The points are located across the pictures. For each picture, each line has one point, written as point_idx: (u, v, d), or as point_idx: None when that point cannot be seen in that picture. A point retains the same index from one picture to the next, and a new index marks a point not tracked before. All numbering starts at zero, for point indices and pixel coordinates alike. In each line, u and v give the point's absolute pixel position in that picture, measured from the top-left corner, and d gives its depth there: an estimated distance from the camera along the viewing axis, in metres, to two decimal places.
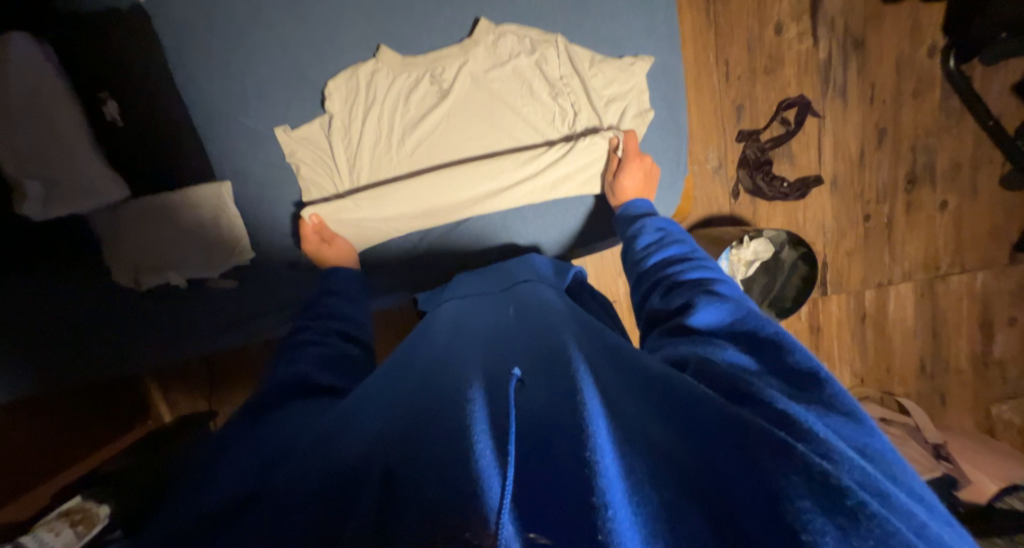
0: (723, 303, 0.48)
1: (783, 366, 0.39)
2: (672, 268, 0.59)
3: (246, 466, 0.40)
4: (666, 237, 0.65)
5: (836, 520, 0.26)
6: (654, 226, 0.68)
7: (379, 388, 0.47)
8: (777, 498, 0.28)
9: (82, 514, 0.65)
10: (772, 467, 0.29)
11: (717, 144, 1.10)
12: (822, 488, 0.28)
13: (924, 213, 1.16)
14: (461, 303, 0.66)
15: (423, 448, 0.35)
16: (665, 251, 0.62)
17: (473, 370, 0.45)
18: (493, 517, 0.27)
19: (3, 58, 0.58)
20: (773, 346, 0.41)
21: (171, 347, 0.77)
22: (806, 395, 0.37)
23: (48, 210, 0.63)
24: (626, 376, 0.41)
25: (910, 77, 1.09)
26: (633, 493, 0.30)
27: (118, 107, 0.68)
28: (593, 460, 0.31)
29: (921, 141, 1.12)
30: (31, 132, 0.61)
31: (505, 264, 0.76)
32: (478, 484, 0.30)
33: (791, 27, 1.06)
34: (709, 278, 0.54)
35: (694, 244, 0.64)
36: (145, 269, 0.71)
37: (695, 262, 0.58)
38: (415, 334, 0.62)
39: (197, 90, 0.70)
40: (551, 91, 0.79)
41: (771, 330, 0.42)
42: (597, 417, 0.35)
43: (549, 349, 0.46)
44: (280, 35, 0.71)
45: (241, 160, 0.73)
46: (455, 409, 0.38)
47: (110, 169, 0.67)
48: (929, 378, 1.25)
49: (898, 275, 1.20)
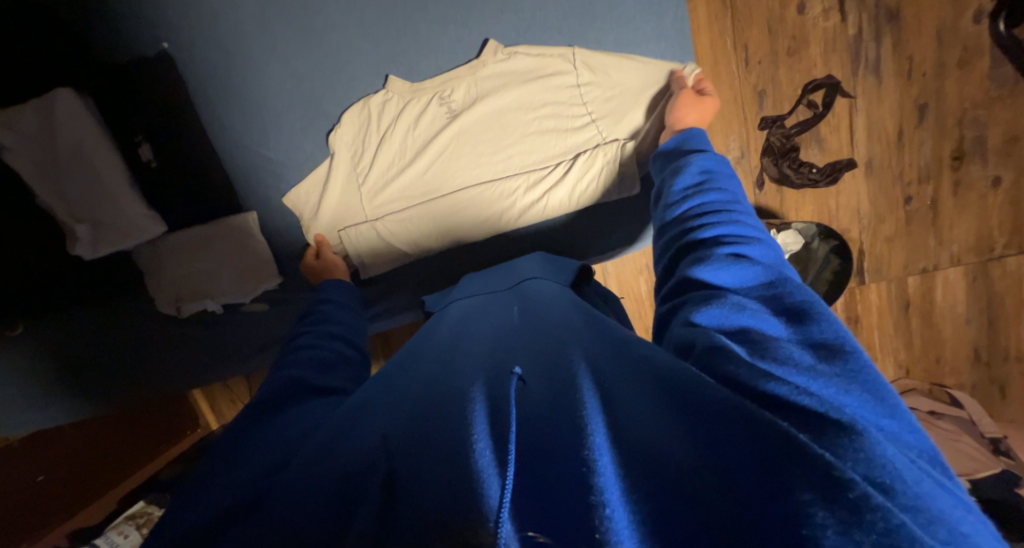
0: (752, 266, 0.44)
1: (809, 337, 0.37)
2: (707, 214, 0.53)
3: (261, 465, 0.43)
4: (707, 179, 0.58)
5: (836, 513, 0.25)
6: (698, 164, 0.60)
7: (384, 390, 0.49)
8: (782, 492, 0.27)
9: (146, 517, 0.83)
10: (776, 460, 0.29)
11: (738, 133, 1.07)
12: (825, 484, 0.27)
13: (974, 193, 1.07)
14: (467, 302, 0.68)
15: (428, 440, 0.38)
16: (705, 194, 0.55)
17: (478, 367, 0.47)
18: (493, 516, 0.29)
19: (52, 115, 0.65)
20: (799, 315, 0.39)
21: (210, 369, 0.83)
22: (836, 368, 0.34)
23: (98, 249, 0.69)
24: (636, 369, 0.41)
25: (953, 47, 1.00)
26: (630, 491, 0.31)
27: (152, 149, 0.72)
28: (590, 458, 0.32)
29: (969, 115, 1.03)
30: (78, 180, 0.67)
31: (513, 261, 0.76)
32: (478, 484, 0.32)
33: (816, 4, 1.00)
34: (743, 234, 0.49)
35: (739, 190, 0.57)
36: (185, 295, 0.76)
37: (733, 212, 0.52)
38: (422, 336, 0.64)
39: (221, 123, 0.74)
40: (564, 102, 0.77)
41: (802, 299, 0.40)
42: (593, 416, 0.36)
43: (548, 352, 0.47)
44: (293, 69, 0.73)
45: (266, 188, 0.77)
46: (455, 408, 0.40)
47: (149, 207, 0.72)
48: (985, 367, 1.15)
49: (947, 260, 1.12)
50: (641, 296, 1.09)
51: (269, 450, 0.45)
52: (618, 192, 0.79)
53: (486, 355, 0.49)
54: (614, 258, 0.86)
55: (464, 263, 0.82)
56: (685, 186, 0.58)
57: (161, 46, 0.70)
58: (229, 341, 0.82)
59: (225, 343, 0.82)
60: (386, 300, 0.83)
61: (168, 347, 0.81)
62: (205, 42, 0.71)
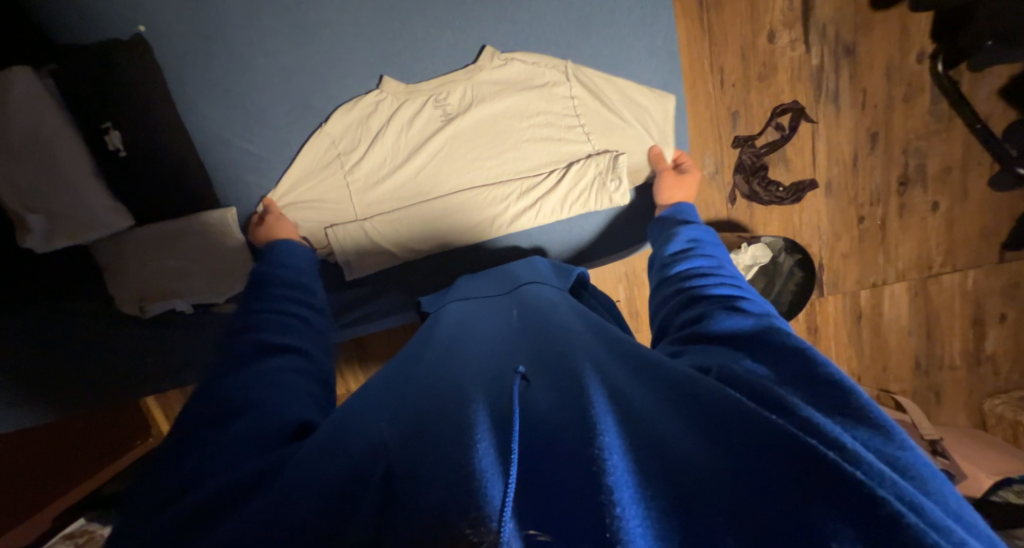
0: (745, 316, 0.48)
1: (809, 374, 0.39)
2: (697, 276, 0.59)
3: (226, 458, 0.39)
4: (695, 247, 0.66)
5: (860, 532, 0.27)
6: (684, 235, 0.68)
7: (384, 390, 0.48)
8: (807, 509, 0.28)
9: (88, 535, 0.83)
10: (800, 474, 0.30)
11: (713, 150, 1.12)
12: (849, 501, 0.28)
13: (917, 215, 1.18)
14: (461, 306, 0.66)
15: (429, 439, 0.36)
16: (692, 260, 0.62)
17: (480, 368, 0.46)
18: (494, 517, 0.27)
19: (4, 95, 0.58)
20: (792, 354, 0.42)
21: (176, 375, 0.77)
22: (839, 410, 0.36)
23: (51, 242, 0.63)
24: (647, 378, 0.42)
25: (900, 83, 1.10)
26: (645, 490, 0.30)
27: (121, 137, 0.65)
28: (602, 458, 0.31)
29: (912, 145, 1.14)
30: (31, 166, 0.61)
31: (508, 265, 0.77)
32: (477, 482, 0.30)
33: (784, 35, 1.07)
34: (733, 290, 0.55)
35: (725, 257, 0.64)
36: (150, 296, 0.71)
37: (723, 275, 0.58)
38: (418, 336, 0.62)
39: (199, 114, 0.69)
40: (559, 113, 0.79)
41: (795, 342, 0.43)
42: (604, 420, 0.35)
43: (547, 354, 0.47)
44: (279, 63, 0.70)
45: (246, 184, 0.73)
46: (457, 406, 0.39)
47: (114, 198, 0.67)
48: (923, 374, 1.28)
49: (893, 275, 1.22)
50: (620, 303, 1.11)
51: (252, 431, 0.41)
52: (609, 203, 0.80)
53: (489, 357, 0.49)
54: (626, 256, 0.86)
55: (451, 266, 0.81)
56: (675, 253, 0.66)
57: (136, 29, 0.65)
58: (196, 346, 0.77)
59: (194, 347, 0.77)
60: (375, 302, 0.81)
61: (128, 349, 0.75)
62: (183, 27, 0.66)
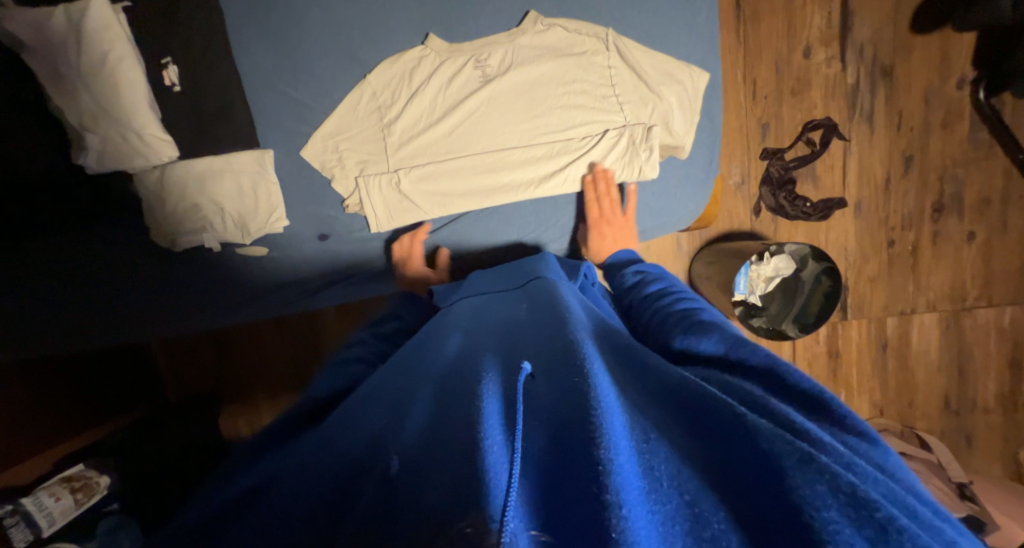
0: (712, 334, 0.48)
1: (789, 388, 0.39)
2: (666, 305, 0.60)
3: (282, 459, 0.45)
4: (660, 279, 0.67)
5: (865, 531, 0.25)
6: (640, 273, 0.70)
7: (391, 381, 0.49)
8: (798, 510, 0.27)
9: (84, 481, 0.72)
10: (795, 476, 0.28)
11: (740, 160, 1.12)
12: (848, 496, 0.27)
13: (951, 244, 1.15)
14: (474, 301, 0.67)
15: (439, 451, 0.35)
16: (662, 289, 0.64)
17: (490, 360, 0.46)
18: (497, 511, 0.27)
19: (82, 22, 0.63)
20: (768, 372, 0.41)
21: (192, 317, 0.78)
22: (818, 412, 0.36)
23: (102, 163, 0.68)
24: (641, 380, 0.41)
25: (939, 108, 1.10)
26: (650, 491, 0.29)
27: (178, 73, 0.70)
28: (605, 455, 0.29)
29: (949, 172, 1.13)
30: (93, 92, 0.65)
31: (523, 261, 0.78)
32: (482, 480, 0.29)
33: (820, 52, 1.08)
34: (699, 311, 0.56)
35: (679, 282, 0.66)
36: (184, 231, 0.72)
37: (688, 299, 0.60)
38: (428, 328, 0.63)
39: (252, 58, 0.72)
40: (597, 82, 0.80)
41: (762, 354, 0.42)
42: (611, 413, 0.33)
43: (558, 339, 0.46)
44: (332, 15, 0.73)
45: (286, 131, 0.75)
46: (468, 394, 0.40)
47: (165, 130, 0.70)
48: (953, 414, 1.21)
49: (923, 305, 1.18)
50: None
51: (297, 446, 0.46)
52: (644, 172, 0.81)
53: (502, 350, 0.49)
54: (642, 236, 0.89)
55: (471, 250, 0.85)
56: (647, 286, 0.67)
57: None
58: (200, 295, 0.77)
59: (206, 294, 0.77)
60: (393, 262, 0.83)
61: (147, 290, 0.75)
62: None
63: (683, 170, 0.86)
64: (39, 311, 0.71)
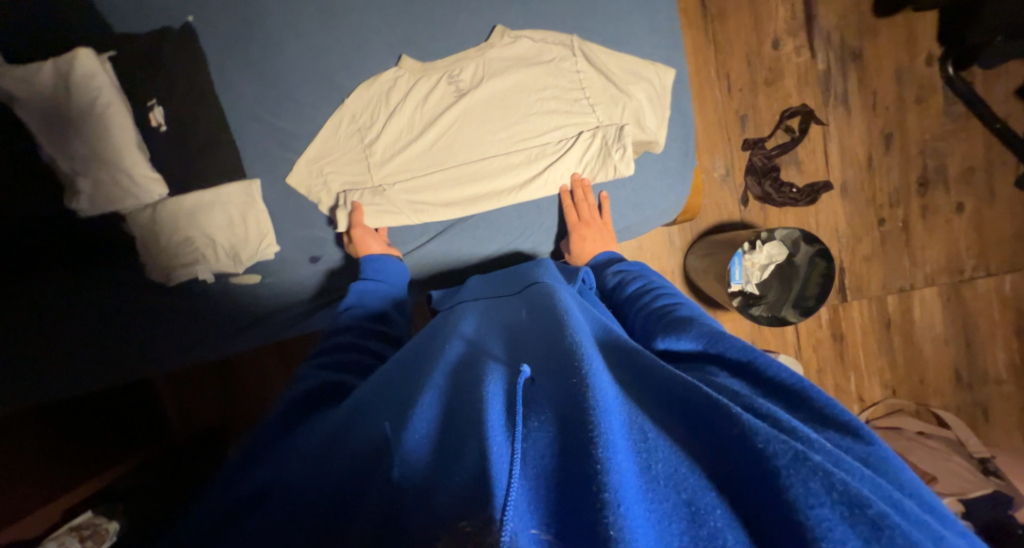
0: (688, 333, 0.49)
1: (772, 383, 0.40)
2: (647, 304, 0.61)
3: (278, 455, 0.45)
4: (641, 278, 0.69)
5: (857, 529, 0.26)
6: (622, 272, 0.72)
7: (389, 380, 0.50)
8: (791, 507, 0.28)
9: (92, 530, 0.69)
10: (790, 475, 0.29)
11: (722, 152, 1.13)
12: (842, 493, 0.28)
13: (941, 216, 1.16)
14: (473, 305, 0.67)
15: (446, 452, 0.35)
16: (645, 288, 0.65)
17: (494, 359, 0.47)
18: (498, 513, 0.28)
19: (69, 73, 0.66)
20: (747, 368, 0.42)
21: (196, 348, 0.79)
22: (800, 411, 0.38)
23: (95, 207, 0.70)
24: (637, 377, 0.41)
25: (911, 85, 1.12)
26: (648, 490, 0.30)
27: (164, 113, 0.73)
28: (603, 456, 0.30)
29: (929, 145, 1.14)
30: (84, 139, 0.68)
31: (517, 268, 0.78)
32: (488, 478, 0.30)
33: (789, 42, 1.11)
34: (676, 306, 0.57)
35: (660, 278, 0.68)
36: (177, 265, 0.74)
37: (667, 296, 0.61)
38: (427, 330, 0.64)
39: (235, 93, 0.75)
40: (567, 88, 0.82)
41: (738, 346, 0.44)
42: (608, 412, 0.33)
43: (555, 335, 0.46)
44: (310, 46, 0.76)
45: (271, 160, 0.77)
46: (474, 391, 0.41)
47: (153, 168, 0.72)
48: (966, 388, 1.19)
49: (921, 280, 1.17)
50: None
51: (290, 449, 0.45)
52: (620, 171, 0.82)
53: (506, 350, 0.49)
54: (627, 233, 0.90)
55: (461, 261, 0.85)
56: (629, 286, 0.68)
57: (187, 19, 0.72)
58: (191, 326, 0.78)
59: (208, 324, 0.78)
60: None
61: (148, 326, 0.76)
62: (226, 16, 0.73)
63: (659, 163, 0.87)
64: (34, 356, 0.72)
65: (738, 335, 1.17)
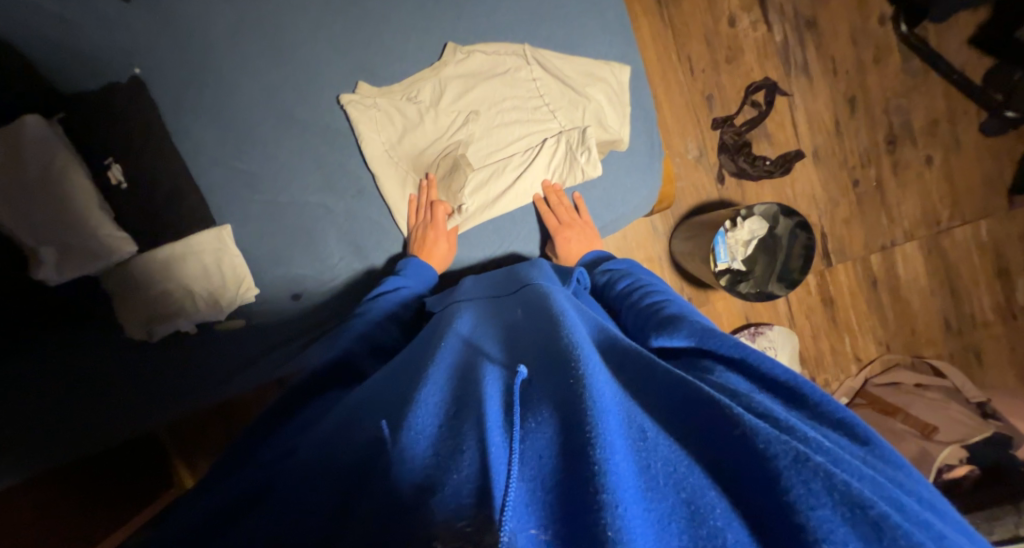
0: (679, 331, 0.49)
1: (767, 380, 0.41)
2: (637, 302, 0.61)
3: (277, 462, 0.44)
4: (631, 275, 0.69)
5: (858, 530, 0.27)
6: (612, 270, 0.73)
7: (386, 386, 0.49)
8: (792, 508, 0.28)
9: None
10: (788, 475, 0.29)
11: (693, 134, 1.13)
12: (842, 494, 0.28)
13: (912, 170, 1.18)
14: (469, 305, 0.67)
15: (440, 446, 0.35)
16: (636, 285, 0.65)
17: (491, 361, 0.46)
18: (496, 515, 0.28)
19: (19, 140, 0.64)
20: (741, 364, 0.42)
21: (197, 389, 0.75)
22: (799, 408, 0.38)
23: (62, 273, 0.67)
24: (633, 373, 0.41)
25: (867, 47, 1.14)
26: (648, 489, 0.30)
27: (122, 169, 0.71)
28: (601, 457, 0.29)
29: (892, 103, 1.16)
30: (43, 206, 0.65)
31: (513, 268, 0.78)
32: (486, 478, 0.30)
33: (744, 18, 1.12)
34: (667, 305, 0.57)
35: (650, 275, 0.68)
36: (158, 318, 0.72)
37: (657, 294, 0.61)
38: (424, 332, 0.63)
39: (194, 139, 0.73)
40: (526, 97, 0.82)
41: (731, 342, 0.44)
42: (605, 411, 0.33)
43: (551, 335, 0.46)
44: (264, 83, 0.74)
45: (238, 202, 0.76)
46: (471, 392, 0.40)
47: (121, 228, 0.70)
48: (957, 335, 1.21)
49: (901, 235, 1.19)
50: None
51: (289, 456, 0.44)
52: (591, 172, 0.82)
53: (504, 350, 0.49)
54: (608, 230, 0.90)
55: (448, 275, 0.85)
56: (618, 285, 0.68)
57: (133, 71, 0.71)
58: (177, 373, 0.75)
59: (206, 361, 0.76)
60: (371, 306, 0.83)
61: (138, 372, 0.73)
62: (175, 64, 0.72)
63: (629, 159, 0.86)
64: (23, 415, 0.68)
65: (730, 312, 1.17)
